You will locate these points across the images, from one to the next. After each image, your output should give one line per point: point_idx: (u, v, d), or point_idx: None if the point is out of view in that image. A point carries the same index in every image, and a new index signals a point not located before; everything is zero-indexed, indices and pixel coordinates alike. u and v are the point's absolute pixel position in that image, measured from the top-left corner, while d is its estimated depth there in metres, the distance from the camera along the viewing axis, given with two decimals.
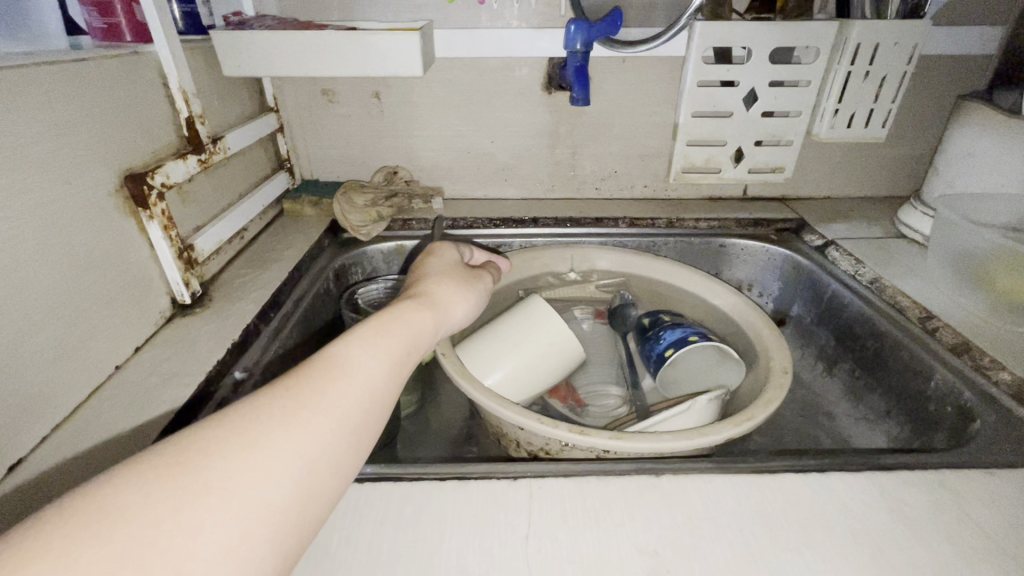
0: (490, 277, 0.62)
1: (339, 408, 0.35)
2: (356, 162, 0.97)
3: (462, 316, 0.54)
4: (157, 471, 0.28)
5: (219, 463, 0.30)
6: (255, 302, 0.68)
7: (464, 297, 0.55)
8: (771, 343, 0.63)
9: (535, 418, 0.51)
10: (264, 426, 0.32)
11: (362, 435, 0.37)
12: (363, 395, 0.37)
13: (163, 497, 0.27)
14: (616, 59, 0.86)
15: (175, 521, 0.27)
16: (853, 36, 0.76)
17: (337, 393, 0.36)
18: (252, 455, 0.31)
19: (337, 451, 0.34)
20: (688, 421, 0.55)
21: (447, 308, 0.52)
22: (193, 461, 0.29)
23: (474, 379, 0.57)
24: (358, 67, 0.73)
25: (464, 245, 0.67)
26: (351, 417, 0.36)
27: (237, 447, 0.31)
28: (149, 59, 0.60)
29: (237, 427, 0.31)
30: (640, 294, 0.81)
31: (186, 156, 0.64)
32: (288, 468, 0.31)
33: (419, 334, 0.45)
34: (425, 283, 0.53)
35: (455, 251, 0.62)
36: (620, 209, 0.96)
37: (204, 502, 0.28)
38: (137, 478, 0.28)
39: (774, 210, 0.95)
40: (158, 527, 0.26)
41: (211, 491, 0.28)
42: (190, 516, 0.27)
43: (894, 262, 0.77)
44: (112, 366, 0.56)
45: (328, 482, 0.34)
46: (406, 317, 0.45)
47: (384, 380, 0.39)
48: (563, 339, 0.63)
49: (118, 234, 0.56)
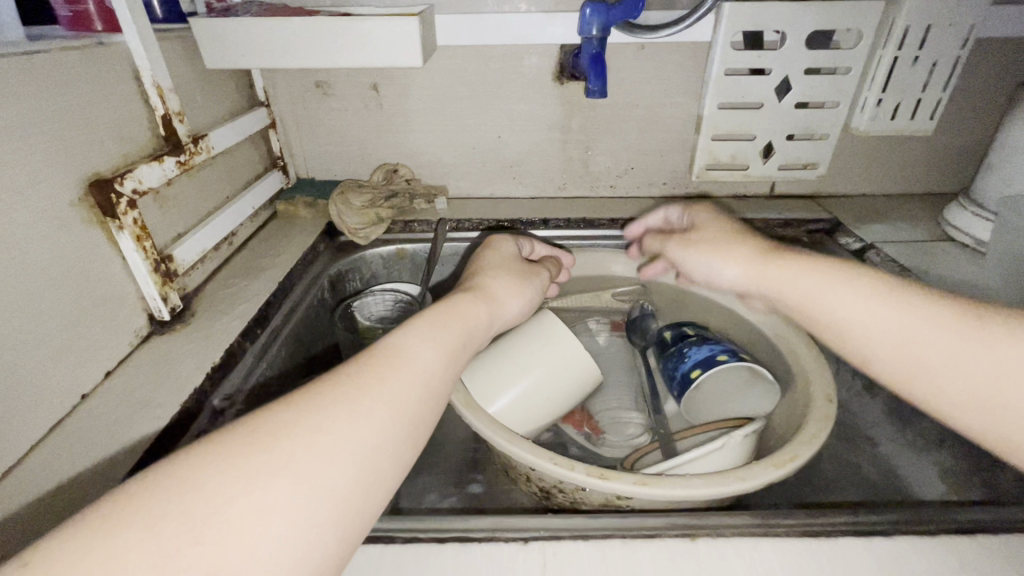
0: (547, 273, 0.63)
1: (397, 399, 0.38)
2: (354, 160, 0.90)
3: (518, 310, 0.56)
4: (233, 450, 0.31)
5: (288, 445, 0.32)
6: (241, 318, 0.63)
7: (518, 292, 0.56)
8: (810, 365, 0.57)
9: (548, 456, 0.46)
10: (328, 413, 0.34)
11: (417, 426, 0.38)
12: (418, 387, 0.39)
13: (239, 477, 0.30)
14: (634, 45, 0.78)
15: (247, 500, 0.29)
16: (901, 19, 0.68)
17: (395, 384, 0.38)
18: (316, 441, 0.33)
19: (394, 442, 0.36)
20: (724, 459, 0.48)
21: (502, 304, 0.54)
22: (263, 444, 0.32)
23: (479, 408, 0.51)
24: (355, 59, 0.66)
25: (525, 240, 0.67)
26: (409, 408, 0.38)
27: (303, 431, 0.33)
28: (119, 51, 0.54)
29: (307, 411, 0.34)
30: (660, 303, 0.77)
31: (161, 158, 0.58)
32: (349, 455, 0.33)
33: (471, 328, 0.48)
34: (482, 278, 0.56)
35: (513, 244, 0.63)
36: (638, 209, 0.89)
37: (274, 482, 0.30)
38: (215, 459, 0.30)
39: (805, 208, 0.88)
40: (232, 505, 0.29)
41: (280, 473, 0.31)
42: (260, 495, 0.29)
43: (942, 269, 0.71)
44: (78, 395, 0.50)
45: (386, 469, 0.35)
46: (460, 313, 0.48)
47: (437, 371, 0.42)
48: (578, 361, 0.57)
49: (85, 249, 0.50)
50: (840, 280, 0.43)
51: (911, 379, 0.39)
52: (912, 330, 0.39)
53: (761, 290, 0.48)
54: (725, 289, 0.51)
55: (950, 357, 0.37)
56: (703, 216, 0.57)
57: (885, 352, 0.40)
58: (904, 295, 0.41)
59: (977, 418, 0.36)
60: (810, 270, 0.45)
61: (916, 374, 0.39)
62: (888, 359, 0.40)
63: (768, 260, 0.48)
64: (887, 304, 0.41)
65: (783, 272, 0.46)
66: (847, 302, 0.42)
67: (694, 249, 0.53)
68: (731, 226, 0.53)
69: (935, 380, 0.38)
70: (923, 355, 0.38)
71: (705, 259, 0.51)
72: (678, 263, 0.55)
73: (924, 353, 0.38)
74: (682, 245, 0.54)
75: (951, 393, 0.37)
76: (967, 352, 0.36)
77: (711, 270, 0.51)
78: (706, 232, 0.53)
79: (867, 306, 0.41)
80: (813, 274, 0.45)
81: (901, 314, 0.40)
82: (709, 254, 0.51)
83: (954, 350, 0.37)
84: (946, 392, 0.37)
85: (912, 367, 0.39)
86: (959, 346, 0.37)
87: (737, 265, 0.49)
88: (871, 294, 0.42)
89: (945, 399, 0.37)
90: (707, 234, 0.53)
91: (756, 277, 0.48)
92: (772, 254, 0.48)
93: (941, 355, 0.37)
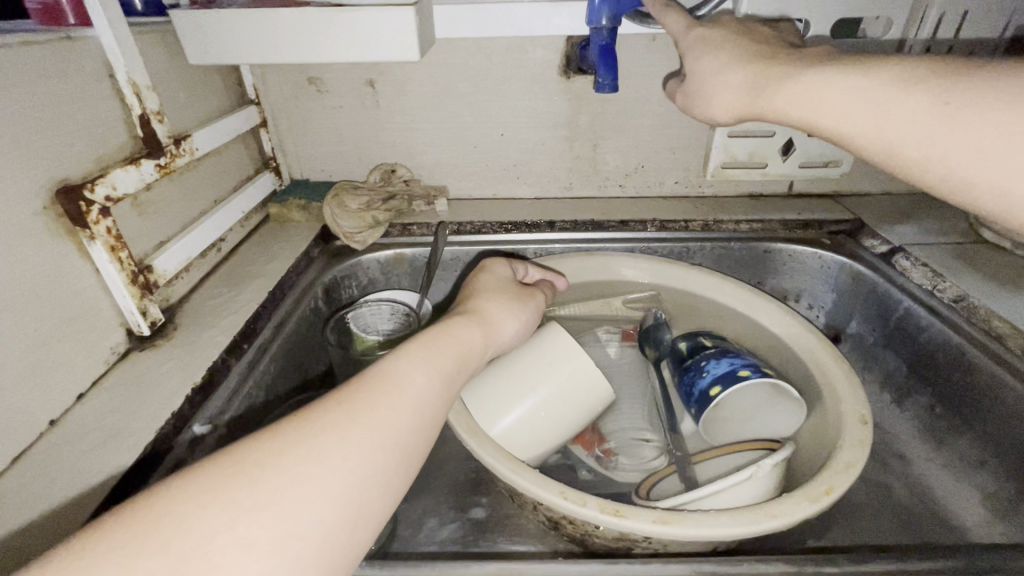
0: (543, 297, 0.60)
1: (389, 427, 0.36)
2: (350, 159, 0.86)
3: (514, 334, 0.53)
4: (214, 482, 0.29)
5: (272, 477, 0.30)
6: (227, 331, 0.59)
7: (515, 317, 0.54)
8: (841, 382, 0.53)
9: (556, 489, 0.42)
10: (316, 440, 0.33)
11: (410, 454, 0.36)
12: (412, 413, 0.37)
13: (220, 511, 0.28)
14: (645, 36, 0.74)
15: (229, 535, 0.28)
16: (935, 6, 0.64)
17: (387, 411, 0.36)
18: (304, 470, 0.31)
19: (386, 471, 0.34)
20: (751, 490, 0.44)
21: (497, 328, 0.51)
22: (247, 475, 0.30)
23: (481, 433, 0.47)
24: (348, 53, 0.62)
25: (517, 263, 0.63)
26: (401, 435, 0.36)
27: (290, 461, 0.31)
28: (89, 46, 0.50)
29: (293, 439, 0.32)
30: (674, 311, 0.71)
31: (139, 162, 0.54)
32: (337, 486, 0.32)
33: (466, 351, 0.46)
34: (476, 301, 0.53)
35: (506, 268, 0.61)
36: (649, 209, 0.84)
37: (257, 516, 0.29)
38: (195, 490, 0.29)
39: (825, 207, 0.84)
40: (213, 540, 0.27)
41: (263, 507, 0.29)
42: (243, 531, 0.28)
43: (979, 271, 0.65)
44: (46, 421, 0.46)
45: (376, 500, 0.34)
46: (452, 336, 0.45)
47: (431, 395, 0.40)
48: (588, 379, 0.52)
49: (51, 262, 0.46)
50: (828, 72, 0.42)
51: (900, 159, 0.39)
52: (898, 110, 0.38)
53: (752, 105, 0.47)
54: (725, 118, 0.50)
55: (937, 131, 0.36)
56: (687, 33, 0.53)
57: (873, 138, 0.39)
58: (889, 74, 0.39)
59: (969, 186, 0.36)
60: (799, 87, 0.43)
61: (905, 154, 0.38)
62: (876, 148, 0.40)
63: (755, 74, 0.46)
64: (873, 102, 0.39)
65: (770, 80, 0.45)
66: (835, 94, 0.41)
67: (694, 86, 0.51)
68: (713, 37, 0.51)
69: (924, 155, 0.37)
70: (910, 133, 0.38)
71: (707, 98, 0.50)
72: (684, 109, 0.53)
73: (911, 132, 0.38)
74: (682, 96, 0.53)
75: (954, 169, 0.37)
76: (953, 122, 0.36)
77: (708, 102, 0.50)
78: (693, 56, 0.51)
79: (852, 93, 0.40)
80: (801, 87, 0.43)
81: (892, 105, 0.38)
82: (706, 89, 0.50)
83: (953, 129, 0.36)
84: (950, 173, 0.37)
85: (898, 145, 0.38)
86: (945, 114, 0.36)
87: (732, 96, 0.48)
88: (859, 77, 0.40)
89: (936, 175, 0.38)
90: (697, 59, 0.51)
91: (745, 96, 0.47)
92: (760, 65, 0.46)
93: (928, 127, 0.37)
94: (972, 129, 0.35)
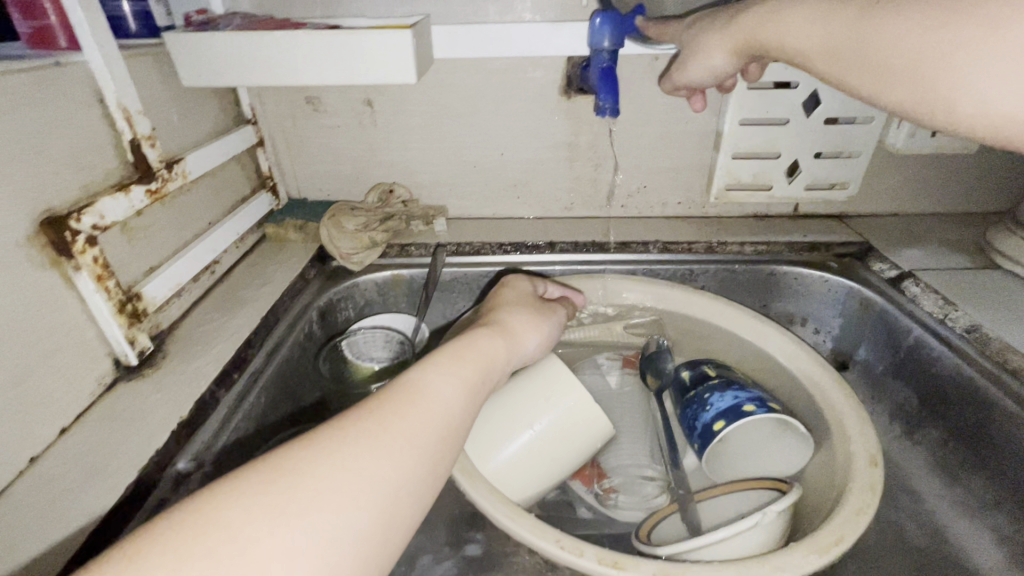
0: (564, 312, 0.59)
1: (419, 436, 0.34)
2: (347, 178, 0.85)
3: (537, 347, 0.52)
4: (252, 489, 0.28)
5: (309, 483, 0.29)
6: (216, 361, 0.57)
7: (536, 329, 0.53)
8: (850, 417, 0.51)
9: (553, 539, 0.40)
10: (350, 448, 0.31)
11: (438, 464, 0.35)
12: (440, 423, 0.36)
13: (260, 515, 0.27)
14: (647, 57, 0.72)
15: (271, 542, 0.26)
16: None
17: (416, 420, 0.35)
18: (340, 479, 0.30)
19: (418, 482, 0.33)
20: (753, 539, 0.42)
21: (518, 338, 0.50)
22: (285, 480, 0.29)
23: (477, 477, 0.46)
24: (342, 75, 0.61)
25: (538, 278, 0.64)
26: (430, 445, 0.35)
27: (325, 467, 0.30)
28: (77, 71, 0.49)
29: (326, 447, 0.31)
30: (678, 336, 0.70)
31: (128, 189, 0.53)
32: (372, 495, 0.30)
33: (491, 362, 0.44)
34: (498, 314, 0.52)
35: (529, 283, 0.60)
36: (650, 230, 0.83)
37: (296, 523, 0.27)
38: (233, 496, 0.28)
39: (833, 230, 0.82)
40: (253, 547, 0.26)
41: (301, 513, 0.28)
42: (283, 537, 0.27)
43: (990, 298, 0.64)
44: (27, 458, 0.45)
45: (408, 510, 0.32)
46: (476, 347, 0.44)
47: (458, 405, 0.38)
48: (588, 415, 0.51)
49: (32, 295, 0.45)
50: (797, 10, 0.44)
51: (846, 71, 0.41)
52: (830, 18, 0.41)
53: (755, 50, 0.48)
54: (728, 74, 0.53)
55: (857, 32, 0.39)
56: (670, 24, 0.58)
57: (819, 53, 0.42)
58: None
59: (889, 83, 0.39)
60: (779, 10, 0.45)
61: (842, 59, 0.41)
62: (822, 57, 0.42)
63: (746, 23, 0.48)
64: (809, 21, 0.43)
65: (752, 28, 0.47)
66: (795, 19, 0.44)
67: (689, 50, 0.53)
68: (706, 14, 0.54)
69: (856, 57, 0.40)
70: (857, 46, 0.39)
71: (692, 53, 0.53)
72: (685, 78, 0.56)
73: (840, 39, 0.40)
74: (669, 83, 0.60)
75: (873, 69, 0.39)
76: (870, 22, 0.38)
77: (710, 65, 0.52)
78: (685, 32, 0.55)
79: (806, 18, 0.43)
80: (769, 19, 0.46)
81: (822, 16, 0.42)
82: (697, 48, 0.52)
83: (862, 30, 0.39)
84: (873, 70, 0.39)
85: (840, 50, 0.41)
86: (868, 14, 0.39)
87: (720, 53, 0.51)
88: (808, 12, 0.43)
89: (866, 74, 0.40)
90: (688, 33, 0.54)
91: (746, 43, 0.49)
92: (739, 13, 0.49)
93: (850, 32, 0.40)
94: (884, 23, 0.37)
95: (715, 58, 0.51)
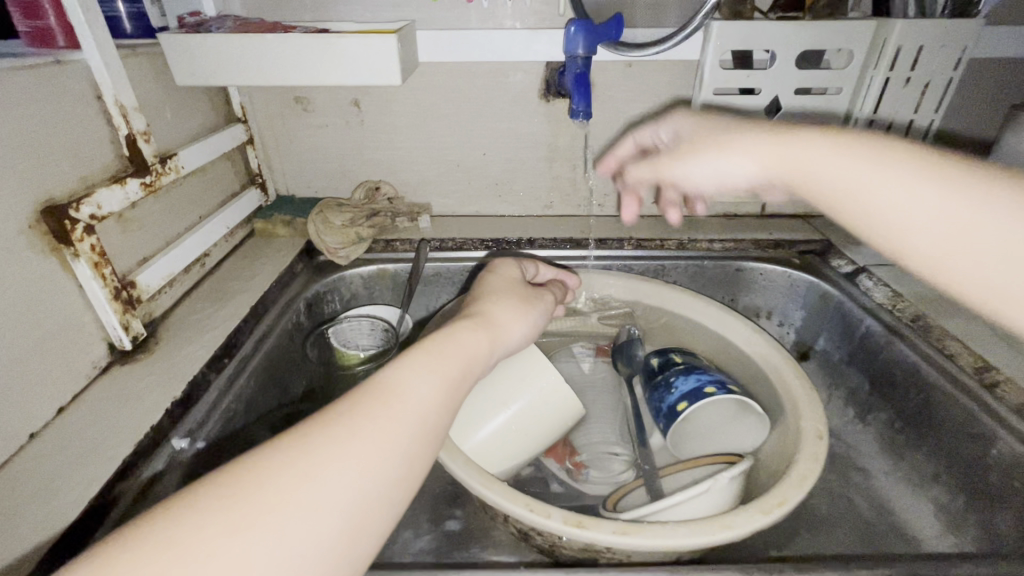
0: (552, 296, 0.60)
1: (389, 440, 0.34)
2: (335, 176, 0.88)
3: (526, 335, 0.53)
4: (209, 502, 0.28)
5: (269, 493, 0.29)
6: (207, 346, 0.60)
7: (524, 316, 0.53)
8: (802, 396, 0.55)
9: (523, 501, 0.44)
10: (314, 456, 0.31)
11: (412, 465, 0.35)
12: (413, 424, 0.36)
13: (216, 528, 0.27)
14: (621, 63, 0.77)
15: (225, 556, 0.27)
16: (892, 39, 0.67)
17: (387, 423, 0.34)
18: (302, 489, 0.30)
19: (388, 485, 0.33)
20: (708, 503, 0.46)
21: (504, 329, 0.50)
22: (243, 492, 0.29)
23: (455, 451, 0.49)
24: (332, 75, 0.64)
25: (530, 263, 0.66)
26: (401, 448, 0.34)
27: (287, 477, 0.30)
28: (78, 69, 0.51)
29: (289, 456, 0.31)
30: (650, 327, 0.74)
31: (124, 181, 0.56)
32: (336, 503, 0.31)
33: (474, 356, 0.44)
34: (484, 302, 0.52)
35: (517, 268, 0.62)
36: (626, 228, 0.87)
37: (252, 536, 0.28)
38: (191, 509, 0.28)
39: (796, 229, 0.86)
40: (207, 560, 0.26)
41: (258, 525, 0.28)
42: (239, 551, 0.27)
43: (935, 291, 0.69)
44: (27, 434, 0.47)
45: (379, 513, 0.33)
46: (458, 340, 0.44)
47: (434, 405, 0.38)
48: (560, 396, 0.54)
49: (33, 278, 0.48)
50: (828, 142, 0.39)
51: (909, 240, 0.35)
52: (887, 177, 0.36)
53: (770, 172, 0.42)
54: (740, 186, 0.45)
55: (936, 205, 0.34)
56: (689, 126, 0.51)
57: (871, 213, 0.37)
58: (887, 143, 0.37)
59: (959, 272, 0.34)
60: (818, 141, 0.39)
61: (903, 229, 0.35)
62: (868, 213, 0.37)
63: (788, 143, 0.41)
64: (851, 162, 0.37)
65: (786, 148, 0.41)
66: (832, 158, 0.38)
67: (707, 148, 0.45)
68: (740, 122, 0.47)
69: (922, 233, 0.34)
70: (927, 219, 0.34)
71: (704, 150, 0.46)
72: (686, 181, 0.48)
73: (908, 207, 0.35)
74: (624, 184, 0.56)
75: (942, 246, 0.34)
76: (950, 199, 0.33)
77: (724, 172, 0.44)
78: (714, 134, 0.47)
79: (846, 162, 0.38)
80: (802, 141, 0.40)
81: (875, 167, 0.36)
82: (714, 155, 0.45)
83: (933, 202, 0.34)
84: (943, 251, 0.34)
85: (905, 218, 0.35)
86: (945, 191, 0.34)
87: (744, 159, 0.43)
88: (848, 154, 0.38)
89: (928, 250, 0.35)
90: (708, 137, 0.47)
91: (777, 165, 0.41)
92: (781, 128, 0.42)
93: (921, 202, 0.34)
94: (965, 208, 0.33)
95: (729, 162, 0.44)
